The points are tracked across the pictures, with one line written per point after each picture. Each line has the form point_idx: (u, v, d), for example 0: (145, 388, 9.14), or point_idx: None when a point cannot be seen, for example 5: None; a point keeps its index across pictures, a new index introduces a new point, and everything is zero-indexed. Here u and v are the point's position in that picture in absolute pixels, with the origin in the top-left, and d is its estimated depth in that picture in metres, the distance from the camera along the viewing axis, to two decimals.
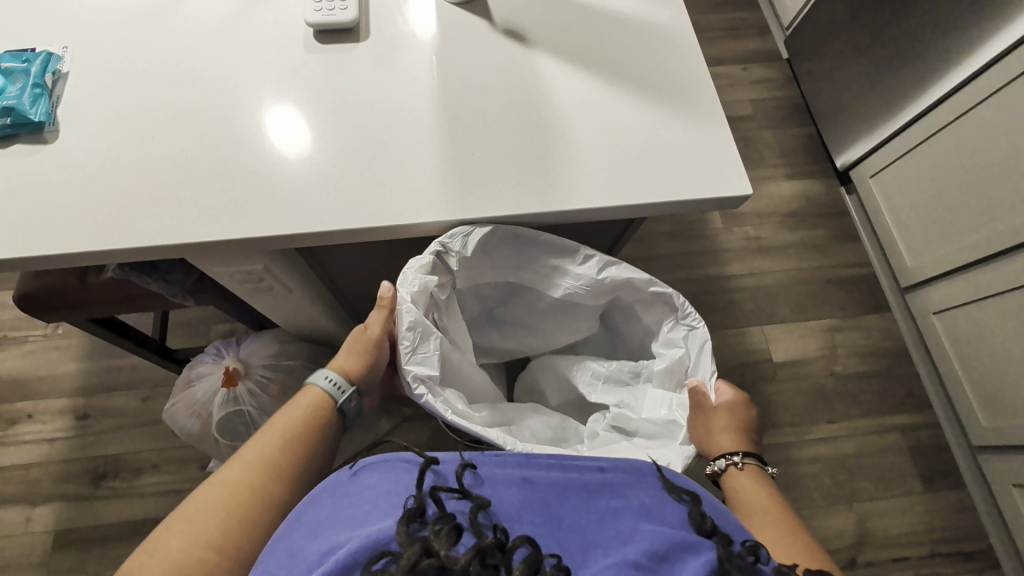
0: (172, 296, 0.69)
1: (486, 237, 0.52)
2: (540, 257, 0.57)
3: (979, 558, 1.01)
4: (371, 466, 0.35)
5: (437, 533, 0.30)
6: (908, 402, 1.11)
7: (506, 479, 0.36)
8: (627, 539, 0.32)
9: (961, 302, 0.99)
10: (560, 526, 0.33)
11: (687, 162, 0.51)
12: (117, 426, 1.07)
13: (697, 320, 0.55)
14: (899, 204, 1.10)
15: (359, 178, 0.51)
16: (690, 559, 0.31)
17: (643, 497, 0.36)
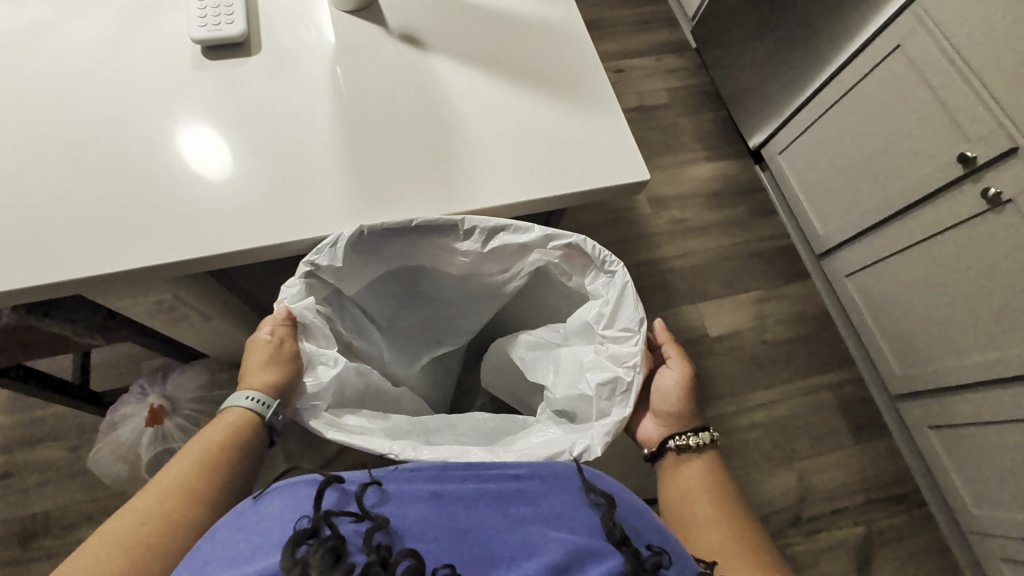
0: (78, 336, 0.64)
1: (356, 240, 0.47)
2: (427, 241, 0.51)
3: (908, 498, 1.09)
4: (275, 492, 0.35)
5: (318, 556, 0.30)
6: (833, 361, 1.19)
7: (415, 496, 0.35)
8: (529, 552, 0.32)
9: (868, 263, 1.07)
10: (463, 541, 0.33)
11: (584, 154, 0.53)
12: (41, 482, 0.99)
13: (616, 264, 0.49)
14: (807, 177, 1.18)
15: (259, 197, 0.50)
16: (592, 567, 0.31)
17: (558, 505, 0.36)
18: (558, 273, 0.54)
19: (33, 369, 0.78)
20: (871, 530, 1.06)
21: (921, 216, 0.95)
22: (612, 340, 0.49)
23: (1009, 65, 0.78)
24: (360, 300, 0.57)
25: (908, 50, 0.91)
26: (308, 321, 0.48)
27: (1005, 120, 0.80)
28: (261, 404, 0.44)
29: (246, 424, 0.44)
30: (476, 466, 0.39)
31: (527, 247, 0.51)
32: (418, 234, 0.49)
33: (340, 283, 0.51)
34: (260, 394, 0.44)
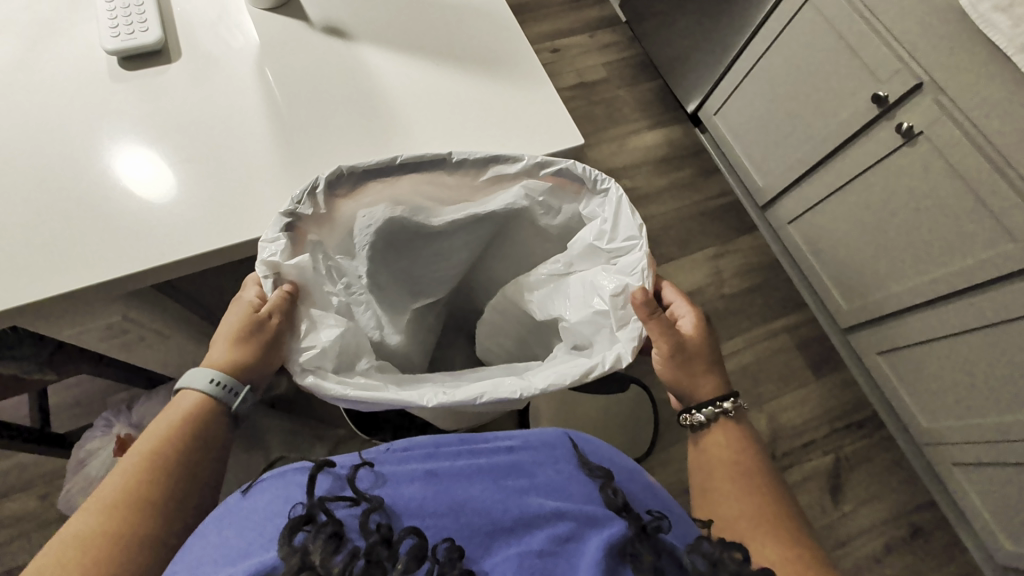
0: (27, 373, 0.61)
1: (336, 182, 0.45)
2: (414, 185, 0.49)
3: (868, 423, 1.17)
4: (263, 486, 0.35)
5: (318, 543, 0.31)
6: (787, 305, 1.26)
7: (411, 476, 0.36)
8: (534, 524, 0.34)
9: (806, 208, 1.14)
10: (461, 514, 0.34)
11: (521, 126, 0.54)
12: (14, 535, 0.95)
13: (608, 181, 0.49)
14: (742, 133, 1.23)
15: (201, 202, 0.49)
16: (593, 535, 0.34)
17: (553, 473, 0.38)
18: (544, 210, 0.54)
19: None
20: (839, 456, 1.13)
21: (848, 157, 1.01)
22: (613, 252, 0.50)
23: (906, 8, 0.84)
24: (344, 262, 0.53)
25: (817, 3, 0.97)
26: (305, 283, 0.46)
27: (909, 60, 0.86)
28: (223, 389, 0.41)
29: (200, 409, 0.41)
30: (470, 435, 0.40)
31: (514, 178, 0.50)
32: (406, 174, 0.47)
33: (326, 238, 0.49)
34: (222, 376, 0.41)
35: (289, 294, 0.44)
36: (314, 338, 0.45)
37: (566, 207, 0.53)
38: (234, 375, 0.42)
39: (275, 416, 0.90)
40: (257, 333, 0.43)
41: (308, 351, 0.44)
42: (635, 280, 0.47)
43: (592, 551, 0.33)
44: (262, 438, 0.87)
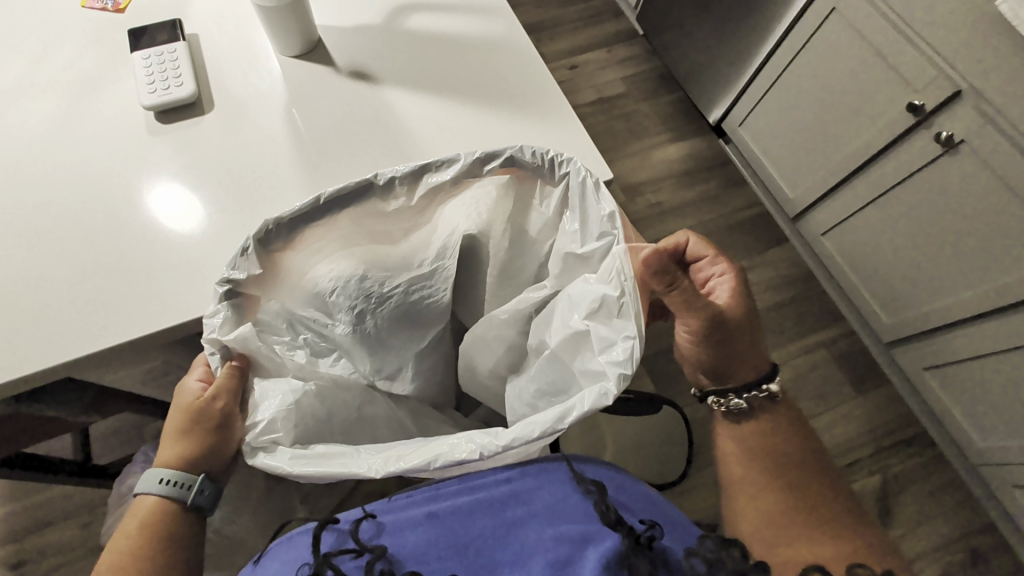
0: (73, 417, 0.63)
1: (270, 240, 0.43)
2: (359, 219, 0.46)
3: (917, 441, 1.11)
4: (276, 552, 0.37)
5: None
6: (823, 318, 1.21)
7: (411, 522, 0.36)
8: (533, 553, 0.33)
9: (841, 220, 1.10)
10: (465, 557, 0.34)
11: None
12: (60, 566, 0.98)
13: (565, 160, 0.45)
14: (768, 143, 1.20)
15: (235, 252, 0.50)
16: (591, 552, 0.33)
17: (547, 494, 0.38)
18: (522, 211, 0.50)
19: (28, 454, 0.77)
20: (887, 477, 1.08)
21: (883, 166, 0.97)
22: (585, 251, 0.47)
23: (940, 14, 0.81)
24: (309, 315, 0.51)
25: (843, 12, 0.94)
26: (252, 348, 0.44)
27: (946, 67, 0.83)
28: (176, 486, 0.42)
29: (161, 513, 0.42)
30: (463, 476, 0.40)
31: (459, 182, 0.47)
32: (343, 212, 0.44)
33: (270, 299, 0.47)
34: (172, 474, 0.42)
35: (237, 368, 0.44)
36: (257, 415, 0.43)
37: (533, 214, 0.50)
38: (182, 472, 0.43)
39: None
40: (201, 420, 0.43)
41: (253, 429, 0.42)
42: (613, 289, 0.42)
43: (591, 567, 0.32)
44: None
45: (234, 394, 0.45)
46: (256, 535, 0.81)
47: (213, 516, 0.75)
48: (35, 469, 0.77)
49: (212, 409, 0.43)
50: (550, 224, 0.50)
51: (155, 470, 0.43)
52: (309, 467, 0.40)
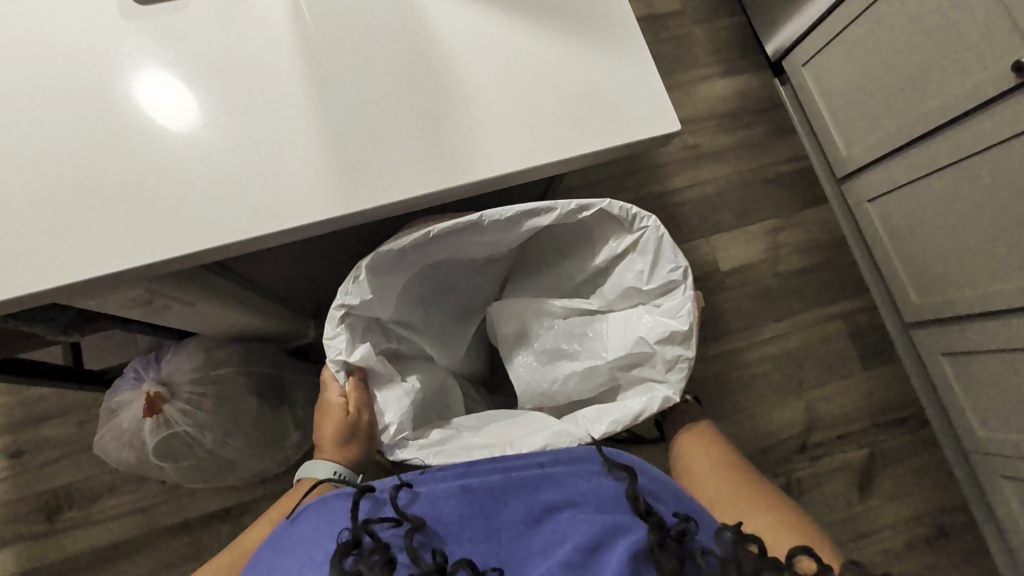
0: (49, 335, 0.58)
1: (374, 260, 0.53)
2: (459, 231, 0.55)
3: (911, 420, 1.11)
4: (318, 511, 0.44)
5: (370, 565, 0.38)
6: (847, 289, 1.16)
7: (445, 498, 0.43)
8: (566, 537, 0.40)
9: (892, 187, 1.02)
10: (496, 541, 0.41)
11: (603, 99, 0.46)
12: (56, 458, 1.00)
13: (646, 218, 0.56)
14: (831, 91, 1.09)
15: (229, 178, 0.43)
16: (619, 542, 0.39)
17: (581, 482, 0.46)
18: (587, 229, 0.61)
19: (23, 358, 0.74)
20: (873, 451, 1.09)
21: (957, 134, 0.89)
22: (649, 287, 0.60)
23: None
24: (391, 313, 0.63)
25: None
26: (370, 365, 0.55)
27: None
28: (343, 478, 0.56)
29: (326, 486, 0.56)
30: (495, 458, 0.48)
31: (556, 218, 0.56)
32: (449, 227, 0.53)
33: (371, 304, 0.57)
34: (341, 469, 0.56)
35: (361, 382, 0.55)
36: (388, 418, 0.55)
37: (608, 248, 0.62)
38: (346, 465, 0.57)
39: (303, 374, 0.89)
40: (348, 431, 0.56)
41: (389, 431, 0.54)
42: (681, 325, 0.56)
43: (618, 554, 0.38)
44: (290, 394, 0.86)
45: (371, 405, 0.56)
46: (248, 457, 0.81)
47: (206, 439, 0.74)
48: (33, 375, 0.75)
49: (354, 420, 0.56)
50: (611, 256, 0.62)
51: (321, 467, 0.56)
52: (441, 457, 0.52)
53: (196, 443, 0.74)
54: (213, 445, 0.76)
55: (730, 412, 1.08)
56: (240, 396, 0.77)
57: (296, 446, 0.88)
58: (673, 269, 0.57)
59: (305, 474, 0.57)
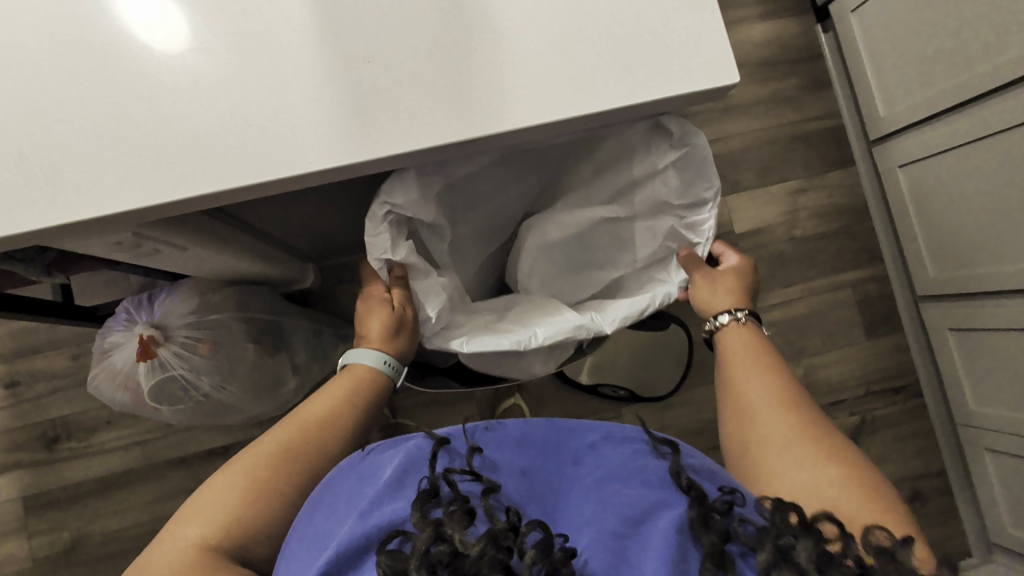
0: (32, 276, 0.53)
1: (414, 172, 0.54)
2: (509, 135, 0.56)
3: (906, 391, 1.12)
4: (386, 461, 0.43)
5: (451, 514, 0.37)
6: (862, 258, 1.13)
7: (510, 468, 0.44)
8: (613, 507, 0.40)
9: (928, 154, 0.97)
10: (543, 507, 0.42)
11: (654, 44, 0.40)
12: (52, 390, 0.99)
13: (693, 137, 0.61)
14: (878, 44, 1.00)
15: (223, 115, 0.38)
16: (663, 517, 0.39)
17: (627, 459, 0.45)
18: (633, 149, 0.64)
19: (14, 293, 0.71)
20: (865, 419, 1.11)
21: (1009, 101, 0.82)
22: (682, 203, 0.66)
23: None
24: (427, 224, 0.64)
25: None
26: (415, 263, 0.61)
27: None
28: (391, 367, 0.59)
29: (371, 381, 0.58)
30: (553, 420, 0.47)
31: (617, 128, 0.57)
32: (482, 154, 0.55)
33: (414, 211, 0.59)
34: (391, 359, 0.59)
35: (401, 278, 0.60)
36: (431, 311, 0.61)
37: (646, 164, 0.65)
38: (394, 355, 0.59)
39: (301, 319, 0.87)
40: (397, 324, 0.59)
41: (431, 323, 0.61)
42: (698, 237, 0.67)
43: (662, 529, 0.38)
44: (288, 339, 0.84)
45: (411, 300, 0.61)
46: (245, 401, 0.80)
47: (203, 383, 0.72)
48: (29, 311, 0.72)
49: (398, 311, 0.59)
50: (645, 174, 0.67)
51: (366, 356, 0.58)
52: (475, 346, 0.60)
53: (192, 386, 0.72)
54: (210, 390, 0.74)
55: None
56: (237, 343, 0.74)
57: (294, 390, 0.87)
58: (707, 189, 0.64)
59: (348, 361, 0.59)
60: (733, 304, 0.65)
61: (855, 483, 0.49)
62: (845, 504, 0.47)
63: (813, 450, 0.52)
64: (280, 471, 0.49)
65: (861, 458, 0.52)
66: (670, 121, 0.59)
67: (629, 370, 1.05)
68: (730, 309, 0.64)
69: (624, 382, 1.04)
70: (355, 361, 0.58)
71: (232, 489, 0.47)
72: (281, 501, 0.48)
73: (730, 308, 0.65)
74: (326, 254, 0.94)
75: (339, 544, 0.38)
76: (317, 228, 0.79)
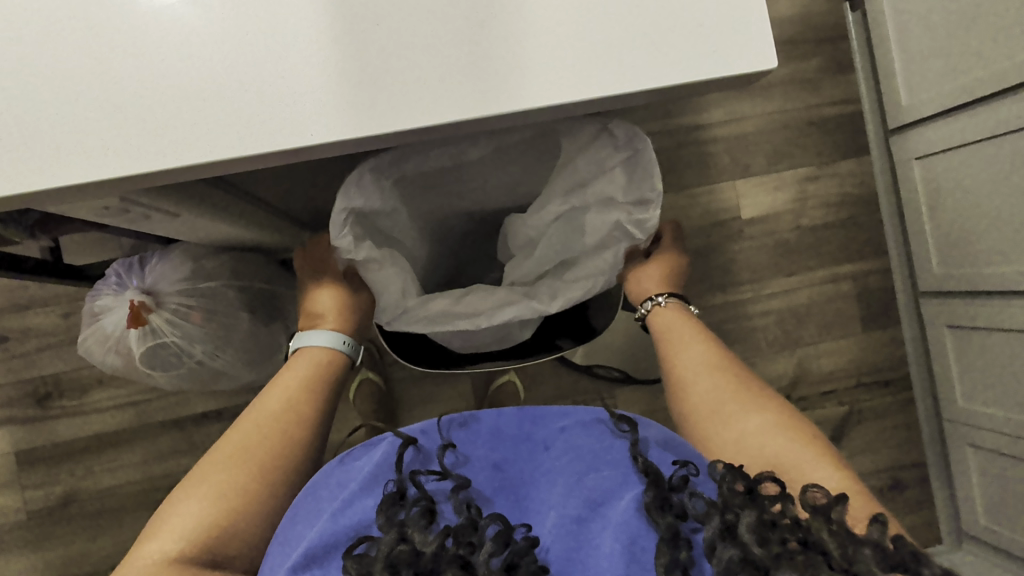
0: (14, 237, 0.51)
1: (371, 171, 0.57)
2: (445, 141, 0.58)
3: (896, 384, 1.13)
4: (358, 466, 0.46)
5: (412, 517, 0.39)
6: (865, 250, 1.12)
7: (482, 460, 0.45)
8: (576, 492, 0.42)
9: (945, 148, 0.94)
10: (522, 503, 0.43)
11: (688, 20, 0.37)
12: (44, 347, 0.97)
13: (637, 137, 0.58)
14: (905, 28, 0.96)
15: (214, 80, 0.35)
16: (624, 500, 0.41)
17: (594, 442, 0.45)
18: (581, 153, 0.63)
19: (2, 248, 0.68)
20: (853, 409, 1.12)
21: None
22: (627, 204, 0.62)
23: None
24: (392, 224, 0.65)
25: None
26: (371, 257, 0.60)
27: None
28: (350, 345, 0.62)
29: (331, 362, 0.60)
30: (523, 408, 0.49)
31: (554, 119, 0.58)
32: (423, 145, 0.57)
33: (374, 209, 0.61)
34: (349, 338, 0.62)
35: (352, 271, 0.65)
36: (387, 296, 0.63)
37: (593, 164, 0.63)
38: (349, 335, 0.63)
39: (296, 288, 0.85)
40: (353, 304, 0.64)
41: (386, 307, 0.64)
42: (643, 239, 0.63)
43: (622, 512, 0.40)
44: (282, 308, 0.83)
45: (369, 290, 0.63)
46: (239, 369, 0.79)
47: (197, 350, 0.71)
48: (19, 270, 0.70)
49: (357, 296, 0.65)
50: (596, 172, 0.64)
51: (329, 335, 0.61)
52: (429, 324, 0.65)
53: (186, 353, 0.71)
54: (203, 357, 0.72)
55: None
56: (231, 311, 0.73)
57: (288, 359, 0.86)
58: (651, 189, 0.60)
59: (306, 343, 0.61)
60: (655, 288, 0.68)
61: (782, 428, 0.51)
62: (773, 448, 0.49)
63: (748, 402, 0.54)
64: (243, 473, 0.49)
65: (786, 404, 0.54)
66: (615, 125, 0.58)
67: (623, 352, 1.04)
68: (654, 293, 0.67)
69: (618, 364, 1.04)
70: (311, 344, 0.61)
71: (195, 498, 0.47)
72: (242, 499, 0.48)
73: (653, 294, 0.67)
74: (325, 222, 0.91)
75: (312, 550, 0.39)
76: (316, 196, 0.77)
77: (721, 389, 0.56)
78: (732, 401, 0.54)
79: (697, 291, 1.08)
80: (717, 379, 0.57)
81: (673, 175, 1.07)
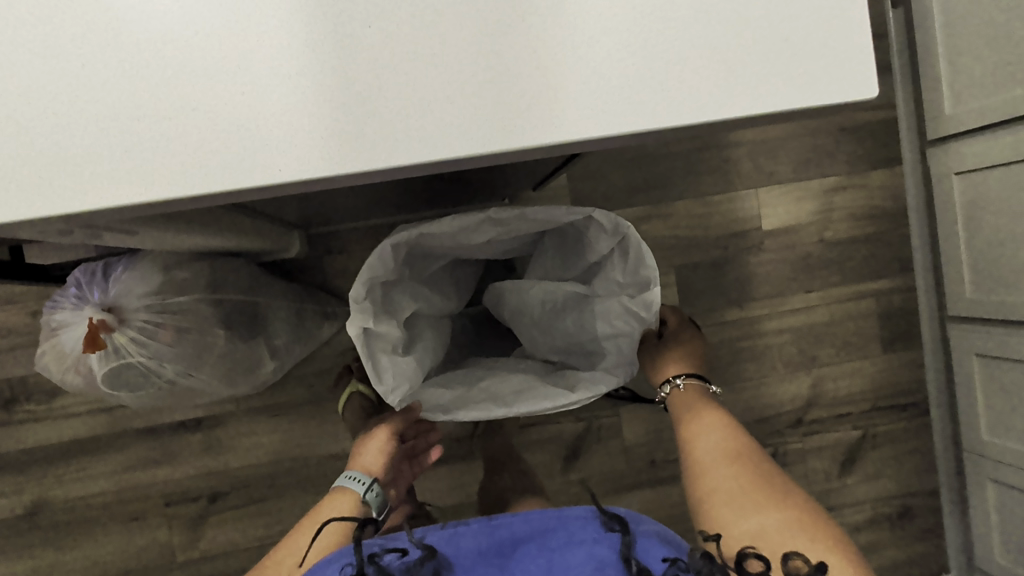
0: None
1: (390, 247, 0.56)
2: (465, 223, 0.57)
3: (912, 408, 1.08)
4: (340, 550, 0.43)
5: None
6: (890, 267, 1.06)
7: (469, 544, 0.43)
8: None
9: (990, 164, 0.87)
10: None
11: (773, 31, 0.32)
12: (10, 348, 0.90)
13: (627, 228, 0.56)
14: (954, 29, 0.87)
15: (167, 100, 0.29)
16: None
17: (579, 535, 0.42)
18: (586, 236, 0.61)
19: None
20: (867, 433, 1.07)
21: None
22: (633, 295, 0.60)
23: None
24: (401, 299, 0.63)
25: None
26: (384, 328, 0.57)
27: None
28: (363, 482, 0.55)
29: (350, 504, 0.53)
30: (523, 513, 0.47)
31: (559, 210, 0.57)
32: (443, 225, 0.56)
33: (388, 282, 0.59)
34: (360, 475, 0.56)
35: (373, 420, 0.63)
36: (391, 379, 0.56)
37: (595, 245, 0.61)
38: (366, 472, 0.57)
39: (283, 298, 0.79)
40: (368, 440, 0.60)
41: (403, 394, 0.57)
42: (652, 320, 0.60)
43: None
44: (266, 321, 0.76)
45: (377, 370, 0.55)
46: (218, 385, 0.72)
47: (167, 371, 0.64)
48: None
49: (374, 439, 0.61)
50: (601, 257, 0.62)
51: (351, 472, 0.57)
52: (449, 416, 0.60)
53: (155, 374, 0.64)
54: (175, 377, 0.65)
55: (734, 379, 1.03)
56: (205, 328, 0.66)
57: (270, 372, 0.80)
58: (649, 276, 0.57)
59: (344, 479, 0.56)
60: (674, 369, 0.63)
61: (804, 525, 0.45)
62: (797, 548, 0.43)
63: (766, 493, 0.47)
64: None
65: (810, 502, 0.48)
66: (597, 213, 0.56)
67: None
68: (671, 375, 0.62)
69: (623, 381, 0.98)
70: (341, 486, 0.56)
71: None
72: None
73: (671, 374, 0.62)
74: (317, 224, 0.84)
75: None
76: (303, 201, 0.69)
77: (739, 481, 0.49)
78: (748, 493, 0.48)
79: (711, 305, 1.02)
80: (732, 469, 0.50)
81: (692, 181, 0.99)
